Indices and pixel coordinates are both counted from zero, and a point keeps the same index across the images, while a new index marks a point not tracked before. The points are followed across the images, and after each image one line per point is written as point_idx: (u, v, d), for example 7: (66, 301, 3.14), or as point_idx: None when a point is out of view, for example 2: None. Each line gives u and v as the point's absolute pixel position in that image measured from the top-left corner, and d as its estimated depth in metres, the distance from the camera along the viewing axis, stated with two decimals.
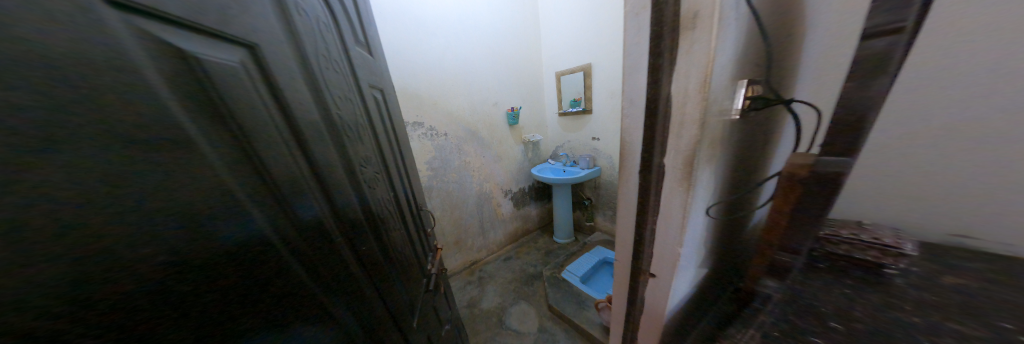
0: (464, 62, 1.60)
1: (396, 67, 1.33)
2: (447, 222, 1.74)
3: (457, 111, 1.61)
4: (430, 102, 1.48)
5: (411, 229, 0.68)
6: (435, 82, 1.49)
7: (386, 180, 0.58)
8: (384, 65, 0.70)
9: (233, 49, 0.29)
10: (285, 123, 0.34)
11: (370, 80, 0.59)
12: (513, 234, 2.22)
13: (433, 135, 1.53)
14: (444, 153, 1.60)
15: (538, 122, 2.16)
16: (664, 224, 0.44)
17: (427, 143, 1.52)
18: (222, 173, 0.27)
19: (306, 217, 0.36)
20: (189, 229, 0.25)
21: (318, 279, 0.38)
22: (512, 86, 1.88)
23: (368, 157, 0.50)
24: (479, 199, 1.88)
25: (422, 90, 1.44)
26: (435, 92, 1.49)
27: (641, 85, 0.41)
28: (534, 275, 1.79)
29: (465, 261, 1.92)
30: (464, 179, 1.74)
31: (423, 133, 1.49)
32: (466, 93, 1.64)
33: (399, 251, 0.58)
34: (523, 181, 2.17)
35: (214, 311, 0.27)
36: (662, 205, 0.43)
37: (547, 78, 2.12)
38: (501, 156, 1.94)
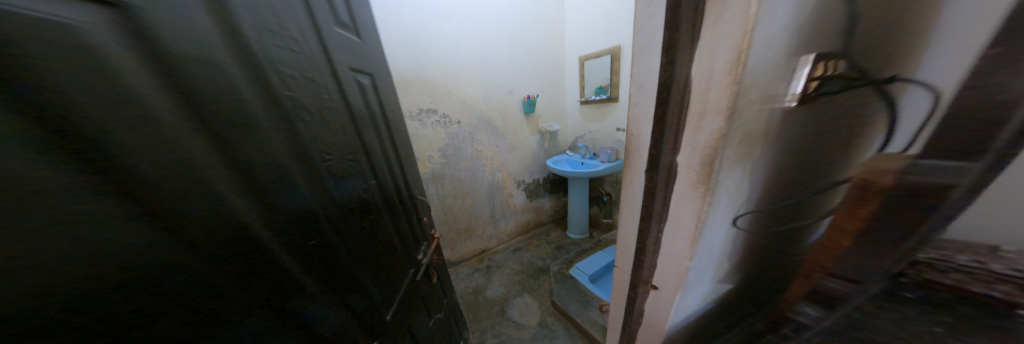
0: (480, 48, 1.55)
1: (411, 52, 1.32)
2: (458, 210, 1.76)
3: (471, 100, 1.58)
4: (444, 89, 1.46)
5: (401, 218, 0.68)
6: (451, 69, 1.46)
7: (367, 167, 0.56)
8: (378, 49, 0.69)
9: (89, 8, 0.24)
10: (172, 106, 0.28)
11: (348, 64, 0.55)
12: (526, 226, 2.20)
13: (447, 124, 1.52)
14: (457, 141, 1.60)
15: (557, 111, 2.06)
16: (673, 233, 0.37)
17: (440, 131, 1.51)
18: (39, 163, 0.21)
19: (219, 217, 0.32)
20: (21, 226, 0.21)
21: (232, 287, 0.33)
22: (530, 73, 1.80)
23: (334, 144, 0.48)
24: (490, 189, 1.87)
25: (437, 76, 1.43)
26: (449, 78, 1.47)
27: (652, 68, 0.34)
28: (542, 269, 1.77)
29: (475, 248, 1.96)
30: (477, 168, 1.74)
31: (436, 120, 1.49)
32: (482, 80, 1.59)
33: (380, 240, 0.58)
34: (538, 173, 2.12)
35: (63, 321, 0.24)
36: (672, 211, 0.36)
37: (569, 63, 1.99)
38: (515, 146, 1.89)
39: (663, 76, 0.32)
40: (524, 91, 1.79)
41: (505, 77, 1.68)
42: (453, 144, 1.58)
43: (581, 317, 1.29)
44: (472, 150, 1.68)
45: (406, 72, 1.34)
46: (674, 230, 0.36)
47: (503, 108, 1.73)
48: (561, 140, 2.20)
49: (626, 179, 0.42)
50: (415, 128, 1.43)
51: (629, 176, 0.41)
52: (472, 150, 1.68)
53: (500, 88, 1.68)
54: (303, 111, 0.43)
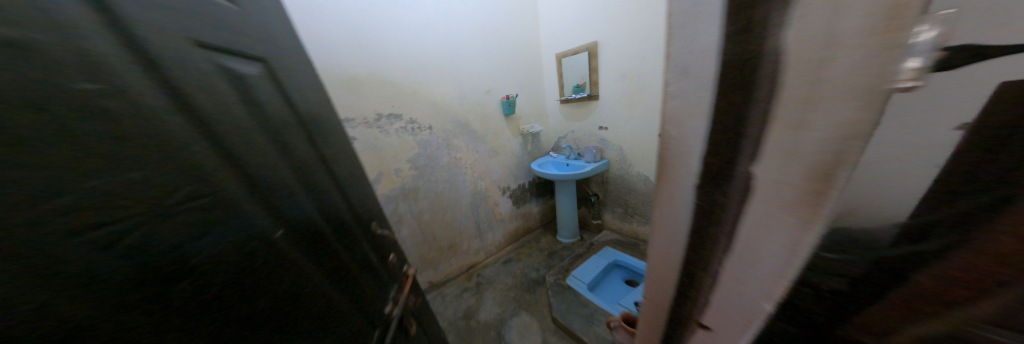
0: (449, 44, 1.40)
1: (368, 49, 1.14)
2: (438, 226, 1.60)
3: (443, 103, 1.42)
4: (410, 90, 1.29)
5: (344, 262, 0.51)
6: (416, 68, 1.29)
7: (265, 199, 0.39)
8: (274, 20, 0.50)
9: None
10: None
11: (194, 38, 0.36)
12: (513, 235, 2.13)
13: (414, 131, 1.34)
14: (429, 149, 1.42)
15: (538, 111, 1.99)
16: (740, 269, 0.28)
17: (407, 138, 1.32)
18: None
19: None
20: None
21: None
22: (506, 72, 1.68)
23: (165, 174, 0.30)
24: (473, 199, 1.74)
25: (400, 76, 1.25)
26: (414, 78, 1.30)
27: (708, 46, 0.25)
28: (536, 281, 1.72)
29: (461, 265, 1.86)
30: (457, 178, 1.60)
31: (401, 126, 1.29)
32: (452, 79, 1.43)
33: (290, 303, 0.40)
34: (523, 177, 2.03)
35: None
36: (742, 240, 0.27)
37: (546, 60, 1.91)
38: (498, 152, 1.78)
39: (733, 56, 0.23)
40: (501, 91, 1.68)
41: (479, 76, 1.55)
42: (428, 154, 1.42)
43: (585, 334, 1.25)
44: (450, 159, 1.53)
45: (358, 71, 1.13)
46: (745, 261, 0.27)
47: (481, 110, 1.60)
48: (542, 142, 2.13)
49: (663, 192, 0.33)
50: (372, 136, 1.20)
51: (668, 190, 0.32)
52: (449, 159, 1.52)
53: (475, 89, 1.55)
54: (82, 128, 0.25)
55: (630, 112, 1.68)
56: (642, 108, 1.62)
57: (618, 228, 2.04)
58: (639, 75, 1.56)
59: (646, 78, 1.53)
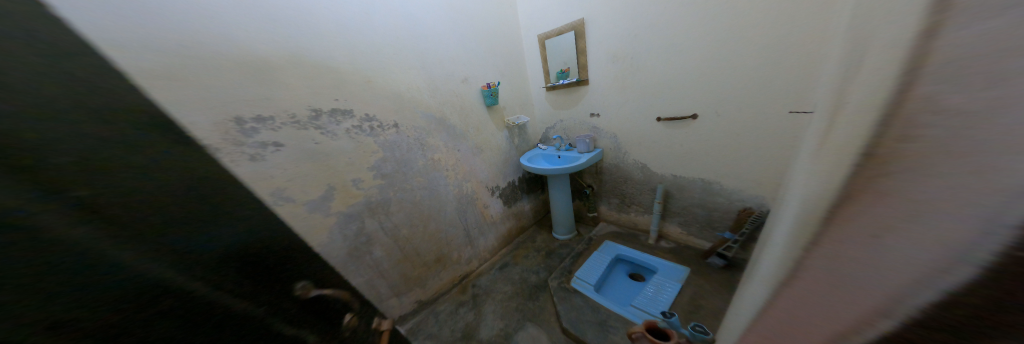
0: (411, 22, 1.14)
1: (293, 24, 0.86)
2: (422, 239, 1.40)
3: (412, 95, 1.19)
4: (363, 81, 1.03)
5: None
6: (366, 50, 1.02)
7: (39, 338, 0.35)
8: None
9: None
10: None
11: None
12: (506, 237, 2.09)
13: (365, 131, 1.06)
14: (394, 152, 1.17)
15: (522, 101, 1.82)
16: None
17: (366, 141, 1.06)
18: None
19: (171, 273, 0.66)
20: None
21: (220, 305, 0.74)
22: (484, 56, 1.47)
23: None
24: (459, 204, 1.56)
25: (342, 62, 0.97)
26: (366, 64, 1.03)
27: None
28: (538, 286, 1.71)
29: (452, 277, 1.71)
30: (439, 183, 1.39)
31: (355, 126, 1.03)
32: (414, 64, 1.18)
33: None
34: (511, 175, 1.92)
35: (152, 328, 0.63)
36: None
37: (527, 43, 1.72)
38: (483, 149, 1.61)
39: None
40: (481, 80, 1.47)
41: (450, 61, 1.31)
42: (401, 157, 1.20)
43: None
44: (427, 160, 1.31)
45: (275, 52, 0.83)
46: None
47: (458, 102, 1.39)
48: (529, 133, 1.99)
49: (857, 224, 0.19)
50: (308, 140, 0.91)
51: (870, 221, 0.18)
52: (426, 160, 1.30)
53: (448, 75, 1.31)
54: None
55: (622, 97, 1.60)
56: (635, 92, 1.54)
57: (615, 219, 2.14)
58: (630, 57, 1.46)
59: (639, 59, 1.44)
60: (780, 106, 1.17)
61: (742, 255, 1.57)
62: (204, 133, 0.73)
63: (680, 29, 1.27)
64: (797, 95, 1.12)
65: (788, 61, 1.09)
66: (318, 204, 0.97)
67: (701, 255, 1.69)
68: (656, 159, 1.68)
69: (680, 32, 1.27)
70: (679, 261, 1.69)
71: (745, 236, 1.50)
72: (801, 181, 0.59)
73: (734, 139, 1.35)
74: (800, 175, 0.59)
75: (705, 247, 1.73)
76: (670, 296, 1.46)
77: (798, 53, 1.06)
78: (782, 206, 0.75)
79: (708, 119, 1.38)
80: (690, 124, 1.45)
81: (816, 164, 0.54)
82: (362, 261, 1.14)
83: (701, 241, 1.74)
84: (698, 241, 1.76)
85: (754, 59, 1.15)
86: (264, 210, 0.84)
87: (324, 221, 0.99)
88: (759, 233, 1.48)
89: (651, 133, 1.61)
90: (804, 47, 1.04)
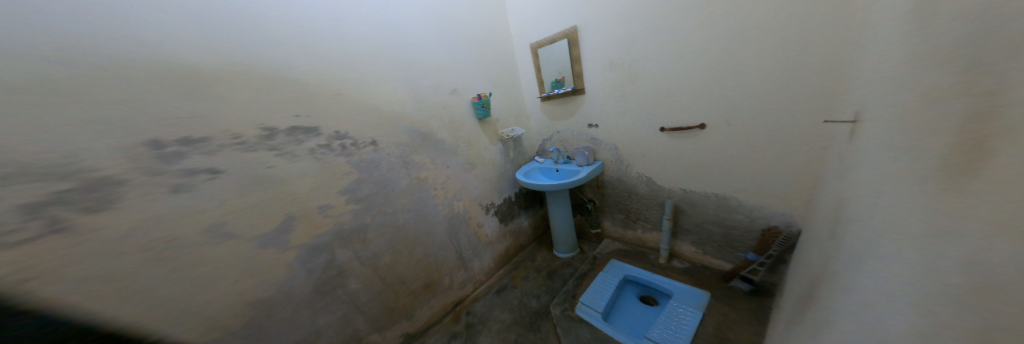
0: (391, 30, 1.07)
1: (246, 30, 0.76)
2: (408, 266, 1.26)
3: (394, 108, 1.09)
4: (334, 93, 0.93)
5: None
6: (337, 60, 0.94)
7: None
8: None
9: None
10: None
11: None
12: (504, 256, 1.94)
13: (333, 147, 0.94)
14: (371, 171, 1.05)
15: (516, 112, 1.73)
16: None
17: (338, 161, 0.96)
18: None
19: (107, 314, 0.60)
20: None
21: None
22: (474, 66, 1.39)
23: None
24: (451, 225, 1.43)
25: (309, 73, 0.88)
26: (337, 74, 0.94)
27: None
28: (540, 313, 1.55)
29: (443, 305, 1.55)
30: (427, 203, 1.27)
31: (323, 144, 0.92)
32: (395, 74, 1.09)
33: None
34: (508, 190, 1.80)
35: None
36: None
37: (520, 52, 1.66)
38: (476, 164, 1.50)
39: None
40: (471, 91, 1.38)
41: (436, 71, 1.23)
42: (379, 176, 1.07)
43: None
44: (413, 179, 1.19)
45: (223, 60, 0.73)
46: None
47: (447, 115, 1.29)
48: (525, 145, 1.89)
49: None
50: (259, 164, 0.80)
51: None
52: (411, 179, 1.18)
53: (435, 87, 1.22)
54: None
55: (622, 106, 1.51)
56: (636, 100, 1.45)
57: (620, 236, 2.05)
58: (628, 63, 1.38)
59: (638, 65, 1.36)
60: (800, 115, 1.07)
61: (769, 279, 1.43)
62: (107, 160, 0.60)
63: (682, 34, 1.20)
64: (818, 102, 1.02)
65: (806, 65, 1.00)
66: (277, 230, 0.85)
67: (722, 278, 1.60)
68: (664, 171, 1.58)
69: (681, 37, 1.20)
70: (697, 285, 1.59)
71: (771, 258, 1.36)
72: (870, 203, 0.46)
73: (747, 149, 1.25)
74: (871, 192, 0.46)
75: (726, 268, 1.63)
76: (692, 327, 1.36)
77: (817, 56, 0.97)
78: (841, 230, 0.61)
79: (718, 128, 1.29)
80: (698, 134, 1.36)
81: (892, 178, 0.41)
82: (332, 296, 0.99)
83: (721, 262, 1.64)
84: (716, 262, 1.67)
85: (766, 64, 1.07)
86: (200, 240, 0.72)
87: (284, 250, 0.87)
88: (787, 255, 1.33)
89: (654, 144, 1.52)
90: (825, 50, 0.95)
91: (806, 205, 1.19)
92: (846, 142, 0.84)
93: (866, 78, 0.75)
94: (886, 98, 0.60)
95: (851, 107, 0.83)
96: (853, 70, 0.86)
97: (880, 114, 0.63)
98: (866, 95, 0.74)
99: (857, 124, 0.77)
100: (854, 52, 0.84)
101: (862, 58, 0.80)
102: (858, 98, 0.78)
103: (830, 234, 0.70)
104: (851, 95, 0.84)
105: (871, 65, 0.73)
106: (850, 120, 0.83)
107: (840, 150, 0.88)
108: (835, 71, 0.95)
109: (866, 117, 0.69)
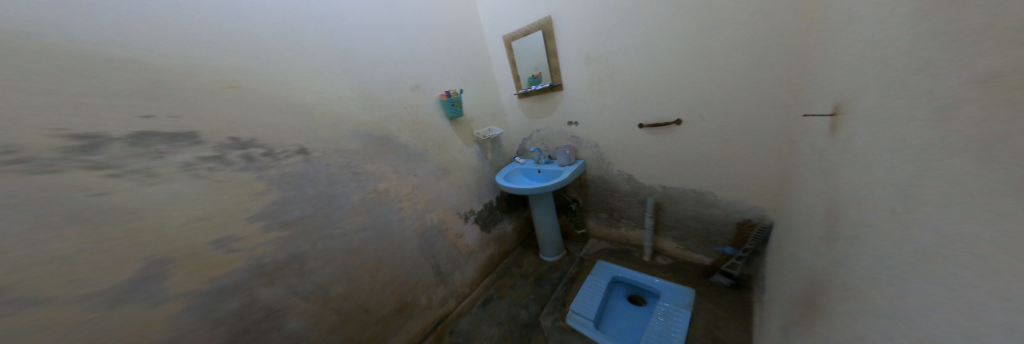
0: (330, 18, 0.92)
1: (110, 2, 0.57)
2: (373, 290, 1.09)
3: (338, 110, 0.93)
4: (253, 93, 0.76)
5: None
6: (247, 48, 0.75)
7: None
8: None
9: None
10: None
11: None
12: (488, 265, 1.80)
13: (253, 156, 0.76)
14: (309, 183, 0.88)
15: (493, 110, 1.61)
16: None
17: (254, 178, 0.76)
18: None
19: None
20: None
21: None
22: (440, 60, 1.25)
23: None
24: (423, 239, 1.27)
25: (209, 63, 0.69)
26: (253, 67, 0.76)
27: None
28: (528, 325, 1.44)
29: (423, 327, 1.38)
30: (391, 217, 1.10)
31: (233, 157, 0.73)
32: (337, 70, 0.93)
33: None
34: (488, 195, 1.67)
35: None
36: None
37: (493, 45, 1.54)
38: (450, 170, 1.35)
39: None
40: (438, 88, 1.24)
41: (392, 68, 1.07)
42: (321, 188, 0.90)
43: None
44: (370, 190, 1.03)
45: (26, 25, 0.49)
46: None
47: (409, 116, 1.13)
48: (503, 146, 1.77)
49: None
50: (94, 188, 0.56)
51: None
52: (366, 190, 1.02)
53: (391, 85, 1.07)
54: None
55: (601, 102, 1.44)
56: (615, 96, 1.39)
57: (606, 235, 1.99)
58: (605, 57, 1.31)
59: (614, 59, 1.29)
60: (776, 107, 1.06)
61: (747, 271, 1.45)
62: None
63: (656, 25, 1.15)
64: (787, 96, 1.02)
65: (776, 56, 0.98)
66: (167, 268, 0.64)
67: (703, 273, 1.62)
68: (645, 169, 1.54)
69: (658, 28, 1.15)
70: (683, 282, 1.59)
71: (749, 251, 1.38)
72: (927, 203, 0.37)
73: (725, 141, 1.23)
74: (926, 196, 0.37)
75: (705, 261, 1.66)
76: (681, 331, 1.31)
77: (791, 45, 0.95)
78: (861, 227, 0.54)
79: (694, 124, 1.26)
80: (675, 130, 1.32)
81: (971, 177, 0.32)
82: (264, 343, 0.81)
83: (701, 257, 1.66)
84: (695, 256, 1.68)
85: (738, 58, 1.05)
86: (9, 299, 0.49)
87: (181, 294, 0.67)
88: (762, 247, 1.36)
89: (634, 140, 1.47)
90: (799, 39, 0.93)
91: (778, 198, 1.21)
92: (821, 137, 0.83)
93: (841, 66, 0.72)
94: (868, 86, 0.56)
95: (823, 102, 0.82)
96: (819, 64, 0.85)
97: (857, 105, 0.60)
98: (840, 88, 0.72)
99: (834, 117, 0.74)
100: (822, 44, 0.83)
101: (830, 50, 0.78)
102: (835, 87, 0.76)
103: (836, 230, 0.64)
104: (822, 86, 0.83)
105: (846, 55, 0.70)
106: (826, 111, 0.81)
107: (817, 145, 0.87)
108: (804, 62, 0.94)
109: (844, 109, 0.67)
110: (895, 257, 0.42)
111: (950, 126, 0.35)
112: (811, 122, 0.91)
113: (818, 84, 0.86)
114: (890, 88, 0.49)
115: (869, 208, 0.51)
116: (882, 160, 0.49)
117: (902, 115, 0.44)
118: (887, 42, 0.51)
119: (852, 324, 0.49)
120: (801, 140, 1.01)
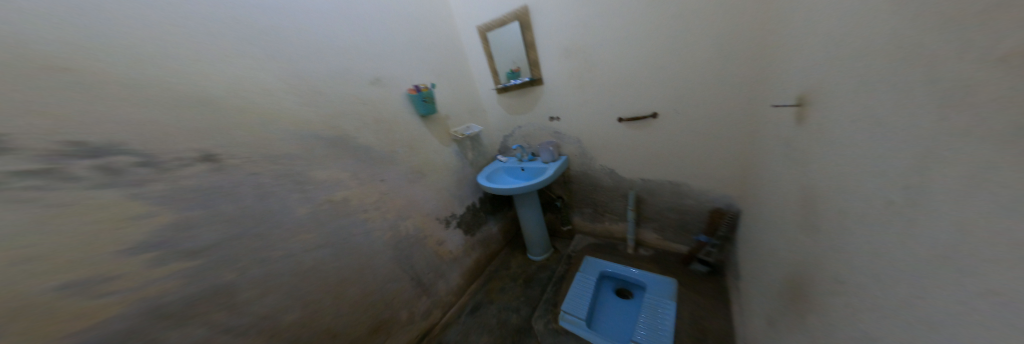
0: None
1: None
2: (337, 312, 0.95)
3: (279, 107, 0.78)
4: (159, 83, 0.59)
5: None
6: (117, 21, 0.55)
7: None
8: None
9: None
10: None
11: None
12: (474, 269, 1.70)
13: (146, 164, 0.58)
14: (240, 195, 0.71)
15: (470, 106, 1.50)
16: None
17: (155, 194, 0.59)
18: None
19: None
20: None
21: None
22: (405, 52, 1.12)
23: None
24: (397, 250, 1.14)
25: (44, 40, 0.48)
26: (131, 48, 0.56)
27: None
28: (521, 330, 1.37)
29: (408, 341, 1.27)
30: (355, 230, 0.97)
31: (116, 168, 0.55)
32: (270, 59, 0.77)
33: None
34: (469, 197, 1.56)
35: None
36: None
37: (467, 35, 1.42)
38: (425, 172, 1.24)
39: None
40: (405, 84, 1.11)
41: (346, 60, 0.94)
42: (258, 201, 0.74)
43: None
44: (325, 200, 0.89)
45: None
46: None
47: (370, 114, 1.00)
48: (483, 144, 1.66)
49: None
50: None
51: None
52: (320, 200, 0.87)
53: (346, 79, 0.93)
54: None
55: (581, 97, 1.39)
56: (593, 91, 1.34)
57: (591, 230, 1.96)
58: (584, 49, 1.25)
59: (593, 53, 1.24)
60: (745, 96, 1.06)
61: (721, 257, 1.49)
62: None
63: (633, 15, 1.10)
64: (749, 88, 1.04)
65: (739, 47, 0.98)
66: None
67: (682, 262, 1.63)
68: (624, 163, 1.51)
69: (637, 18, 1.09)
70: (663, 272, 1.60)
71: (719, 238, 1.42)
72: (925, 191, 0.33)
73: (701, 133, 1.22)
74: (921, 178, 0.33)
75: (682, 250, 1.68)
76: (670, 322, 1.30)
77: (753, 36, 0.94)
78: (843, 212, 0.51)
79: (669, 118, 1.25)
80: (651, 124, 1.31)
81: (960, 160, 0.28)
82: None
83: (678, 246, 1.68)
84: (673, 246, 1.70)
85: (710, 50, 1.04)
86: None
87: None
88: (732, 234, 1.39)
89: (614, 135, 1.43)
90: (760, 29, 0.93)
91: (744, 186, 1.25)
92: (783, 127, 0.84)
93: (798, 56, 0.72)
94: (836, 75, 0.55)
95: (784, 94, 0.83)
96: (778, 54, 0.86)
97: (826, 92, 0.59)
98: (802, 77, 0.71)
99: (798, 107, 0.74)
100: (778, 36, 0.84)
101: (788, 40, 0.79)
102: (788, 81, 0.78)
103: (814, 216, 0.62)
104: (778, 79, 0.84)
105: (806, 40, 0.69)
106: (783, 103, 0.82)
107: (779, 135, 0.88)
108: (762, 56, 0.95)
109: (808, 99, 0.67)
110: (898, 245, 0.38)
111: (938, 109, 0.31)
112: (769, 114, 0.93)
113: (774, 78, 0.89)
114: (861, 74, 0.47)
115: (854, 192, 0.48)
116: (857, 144, 0.47)
117: (879, 98, 0.42)
118: (857, 27, 0.49)
119: (860, 320, 0.45)
120: (763, 130, 1.03)
